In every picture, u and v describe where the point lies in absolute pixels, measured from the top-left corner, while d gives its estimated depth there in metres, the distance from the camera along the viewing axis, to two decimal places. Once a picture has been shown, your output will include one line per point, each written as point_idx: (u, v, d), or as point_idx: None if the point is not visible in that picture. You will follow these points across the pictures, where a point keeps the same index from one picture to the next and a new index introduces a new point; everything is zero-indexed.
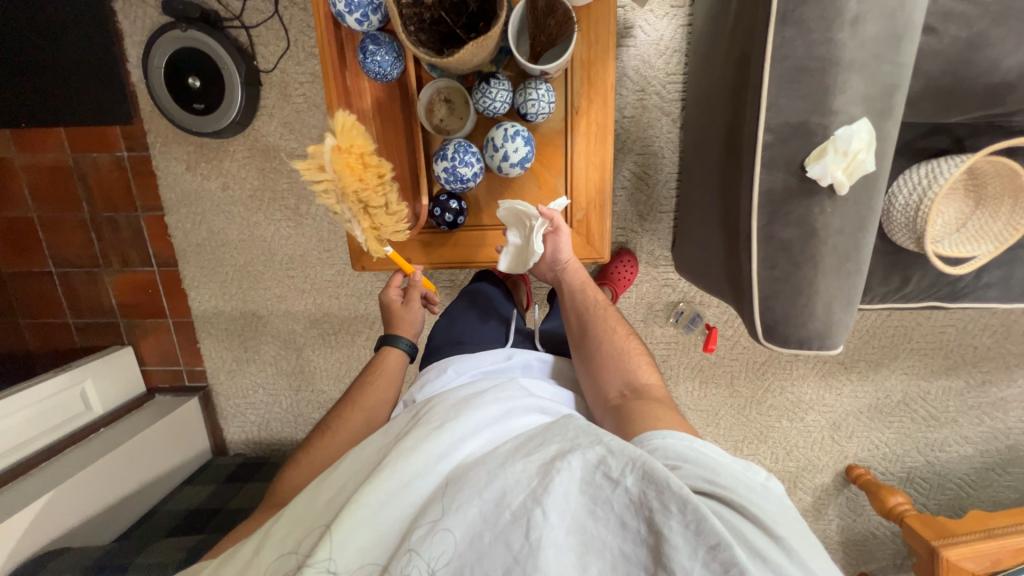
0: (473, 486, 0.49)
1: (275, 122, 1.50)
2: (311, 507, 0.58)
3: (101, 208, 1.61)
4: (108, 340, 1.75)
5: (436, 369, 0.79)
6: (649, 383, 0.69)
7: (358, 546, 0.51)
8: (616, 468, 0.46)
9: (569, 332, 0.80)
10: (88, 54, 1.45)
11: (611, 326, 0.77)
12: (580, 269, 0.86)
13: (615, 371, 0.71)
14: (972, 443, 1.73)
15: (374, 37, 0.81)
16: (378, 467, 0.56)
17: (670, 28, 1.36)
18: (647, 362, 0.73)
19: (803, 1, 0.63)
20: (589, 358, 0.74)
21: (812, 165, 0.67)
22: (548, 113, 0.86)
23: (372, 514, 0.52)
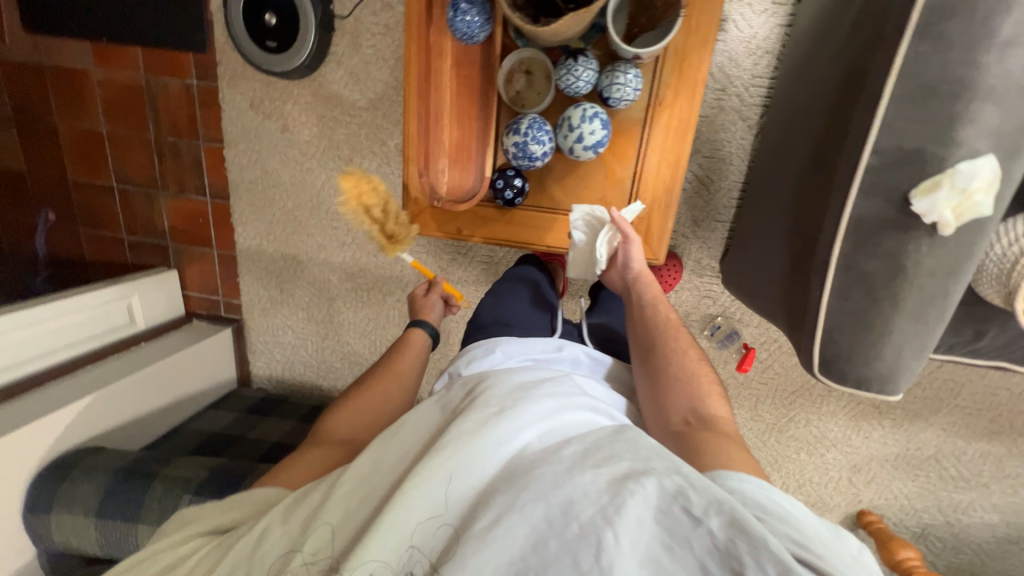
0: (541, 484, 0.48)
1: (342, 71, 1.49)
2: (371, 474, 0.58)
3: (165, 132, 1.65)
4: (157, 261, 1.83)
5: (483, 344, 0.78)
6: (718, 416, 0.66)
7: (413, 521, 0.49)
8: (699, 506, 0.45)
9: (633, 347, 0.77)
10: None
11: (681, 348, 0.73)
12: (651, 281, 0.82)
13: (682, 396, 0.67)
14: (1000, 513, 1.64)
15: None
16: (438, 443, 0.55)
17: (766, 27, 1.27)
18: (717, 392, 0.69)
19: (947, 15, 0.57)
20: (655, 380, 0.71)
21: (920, 199, 0.61)
22: (632, 101, 0.82)
23: (430, 490, 0.50)
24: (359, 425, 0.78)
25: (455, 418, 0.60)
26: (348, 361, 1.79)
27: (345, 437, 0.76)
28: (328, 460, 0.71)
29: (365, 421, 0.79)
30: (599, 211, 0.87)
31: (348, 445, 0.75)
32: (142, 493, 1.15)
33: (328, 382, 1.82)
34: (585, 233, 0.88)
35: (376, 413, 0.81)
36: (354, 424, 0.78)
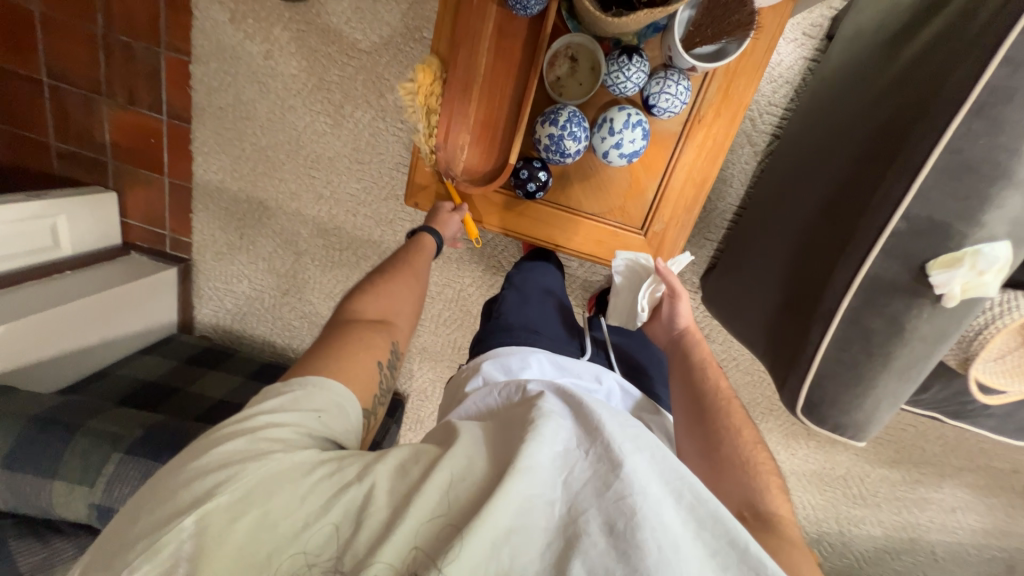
0: (644, 561, 0.47)
1: (345, 4, 1.32)
2: (457, 477, 0.54)
3: (119, 29, 1.40)
4: (92, 178, 1.58)
5: (516, 353, 0.80)
6: (778, 514, 0.61)
7: (495, 541, 0.48)
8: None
9: (679, 411, 0.74)
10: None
11: (737, 427, 0.69)
12: (699, 340, 0.82)
13: (735, 483, 0.64)
14: (884, 528, 1.89)
15: None
16: (535, 459, 0.53)
17: (794, 56, 1.27)
18: (777, 484, 0.65)
19: (1005, 100, 0.58)
20: (708, 454, 0.68)
21: (937, 271, 0.64)
22: (676, 113, 0.78)
23: (520, 509, 0.50)
24: (388, 307, 0.76)
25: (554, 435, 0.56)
26: (308, 321, 1.68)
27: (375, 318, 0.73)
28: (366, 342, 0.69)
29: (395, 304, 0.77)
30: (643, 259, 0.90)
31: (382, 326, 0.73)
32: (62, 445, 1.01)
33: (281, 340, 1.69)
34: (627, 279, 0.91)
35: (405, 296, 0.78)
36: (381, 306, 0.75)
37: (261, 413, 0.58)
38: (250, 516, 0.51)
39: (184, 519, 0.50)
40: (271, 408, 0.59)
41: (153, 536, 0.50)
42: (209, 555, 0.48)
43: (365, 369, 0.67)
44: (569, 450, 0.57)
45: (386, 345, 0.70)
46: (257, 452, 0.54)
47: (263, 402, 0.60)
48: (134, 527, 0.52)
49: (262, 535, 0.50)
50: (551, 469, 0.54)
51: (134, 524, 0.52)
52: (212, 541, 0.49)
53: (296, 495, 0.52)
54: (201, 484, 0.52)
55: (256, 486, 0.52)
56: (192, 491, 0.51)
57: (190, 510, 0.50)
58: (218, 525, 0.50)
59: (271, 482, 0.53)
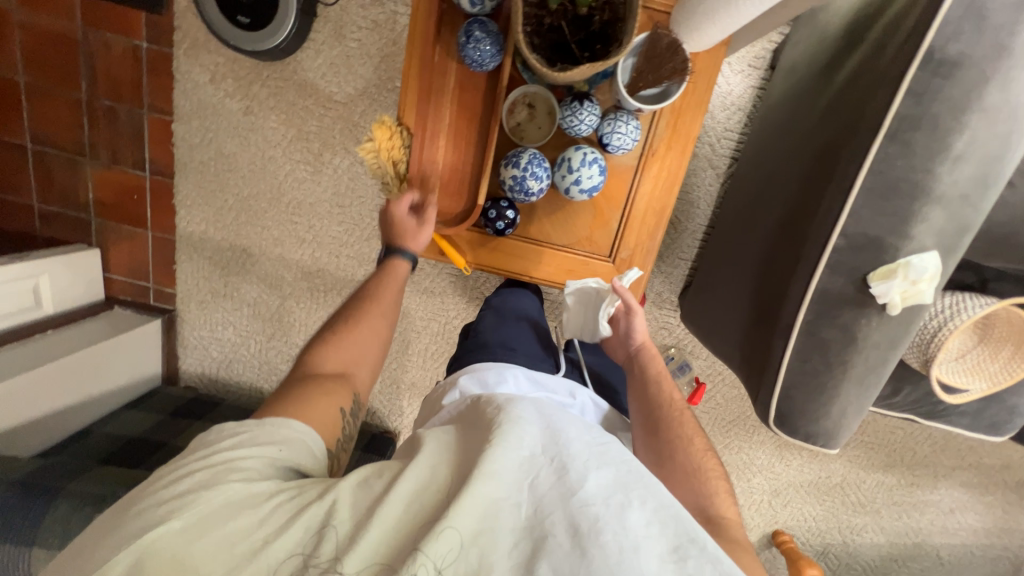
0: (606, 560, 0.49)
1: (320, 60, 1.40)
2: (424, 485, 0.56)
3: (102, 94, 1.46)
4: (75, 237, 1.60)
5: (493, 368, 0.82)
6: (726, 518, 0.66)
7: (464, 538, 0.51)
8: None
9: (638, 425, 0.78)
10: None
11: (688, 437, 0.73)
12: (653, 353, 0.85)
13: (687, 493, 0.68)
14: (886, 534, 1.88)
15: (481, 21, 0.77)
16: (500, 466, 0.55)
17: (742, 85, 1.36)
18: (724, 489, 0.70)
19: (916, 126, 0.64)
20: (662, 465, 0.72)
21: (877, 282, 0.69)
22: (629, 149, 0.84)
23: (484, 513, 0.52)
24: (346, 355, 0.73)
25: (517, 440, 0.58)
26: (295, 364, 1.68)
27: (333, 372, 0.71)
28: (324, 391, 0.67)
29: (357, 348, 0.74)
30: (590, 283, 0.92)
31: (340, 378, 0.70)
32: (41, 511, 0.99)
33: (269, 385, 1.69)
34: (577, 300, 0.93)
35: (369, 335, 0.76)
36: (342, 353, 0.73)
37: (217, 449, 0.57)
38: (203, 541, 0.51)
39: (139, 541, 0.50)
40: (228, 443, 0.58)
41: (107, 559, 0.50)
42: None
43: (326, 417, 0.65)
44: (534, 456, 0.58)
45: (347, 394, 0.69)
46: (216, 481, 0.54)
47: (223, 432, 0.59)
48: (91, 552, 0.51)
49: (220, 554, 0.51)
50: (516, 474, 0.56)
51: (90, 552, 0.51)
52: (169, 563, 0.50)
53: (256, 517, 0.53)
54: (159, 509, 0.52)
55: (214, 510, 0.53)
56: (150, 516, 0.52)
57: (147, 532, 0.51)
58: (176, 547, 0.51)
59: (229, 508, 0.53)
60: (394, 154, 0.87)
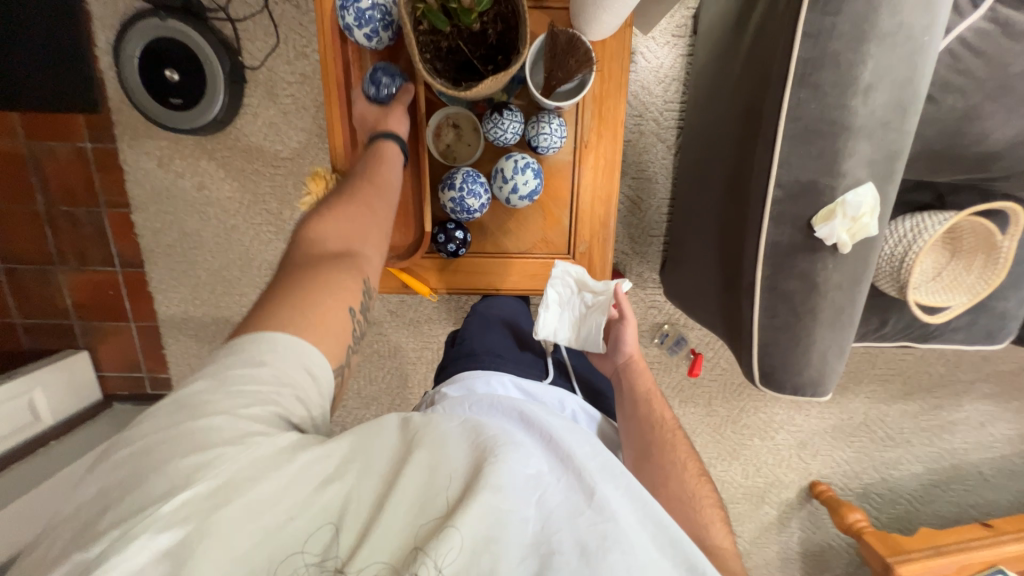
0: None
1: (259, 122, 1.42)
2: (434, 479, 0.54)
3: (58, 201, 1.48)
4: (62, 344, 1.62)
5: (480, 376, 0.81)
6: (721, 548, 0.65)
7: (476, 541, 0.49)
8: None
9: (627, 447, 0.75)
10: (41, 24, 1.30)
11: (681, 460, 0.73)
12: (643, 372, 0.84)
13: (682, 518, 0.67)
14: (922, 462, 1.86)
15: (386, 69, 0.80)
16: (508, 479, 0.54)
17: (670, 56, 1.37)
18: (719, 519, 0.69)
19: (821, 66, 0.64)
20: (656, 489, 0.70)
21: (820, 225, 0.69)
22: (559, 147, 0.85)
23: (494, 522, 0.51)
24: (348, 232, 0.70)
25: (525, 454, 0.58)
26: None
27: (337, 249, 0.68)
28: (334, 279, 0.64)
29: (359, 233, 0.71)
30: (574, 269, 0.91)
31: (344, 263, 0.67)
32: None
33: None
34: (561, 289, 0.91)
35: (367, 217, 0.73)
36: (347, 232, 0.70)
37: (233, 376, 0.54)
38: (230, 506, 0.48)
39: (161, 505, 0.47)
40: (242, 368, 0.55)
41: (125, 525, 0.46)
42: (190, 555, 0.46)
43: (338, 322, 0.62)
44: (541, 472, 0.57)
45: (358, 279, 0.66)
46: (237, 437, 0.51)
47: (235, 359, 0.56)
48: (96, 520, 0.47)
49: (242, 530, 0.49)
50: (524, 489, 0.54)
51: (97, 520, 0.47)
52: (198, 529, 0.47)
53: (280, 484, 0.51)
54: (181, 466, 0.49)
55: (237, 475, 0.50)
56: (170, 476, 0.48)
57: (170, 498, 0.47)
58: (196, 517, 0.47)
59: (250, 472, 0.50)
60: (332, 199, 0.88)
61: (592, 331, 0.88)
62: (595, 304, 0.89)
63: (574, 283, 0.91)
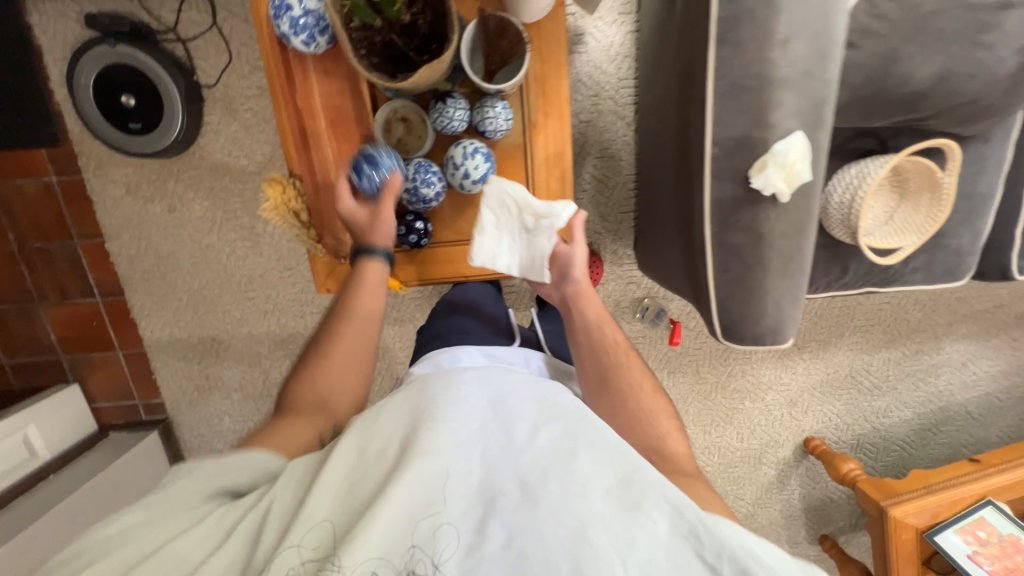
0: (550, 503, 0.53)
1: (222, 139, 1.43)
2: (372, 458, 0.60)
3: (31, 238, 1.48)
4: (52, 380, 1.63)
5: (445, 352, 0.84)
6: (675, 451, 0.73)
7: (415, 501, 0.54)
8: (712, 554, 0.51)
9: (584, 377, 0.81)
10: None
11: (634, 380, 0.78)
12: (591, 294, 0.85)
13: (639, 434, 0.74)
14: (911, 407, 1.90)
15: (371, 157, 0.82)
16: (442, 442, 0.58)
17: (619, 34, 1.39)
18: (675, 427, 0.76)
19: (739, 23, 0.66)
20: (614, 413, 0.76)
21: (755, 176, 0.71)
22: (506, 130, 0.87)
23: (431, 483, 0.55)
24: (326, 389, 0.77)
25: (455, 412, 0.62)
26: None
27: (316, 403, 0.76)
28: (304, 426, 0.72)
29: (330, 373, 0.78)
30: (510, 189, 0.87)
31: (318, 409, 0.75)
32: None
33: None
34: (498, 212, 0.88)
35: (341, 357, 0.79)
36: (329, 380, 0.77)
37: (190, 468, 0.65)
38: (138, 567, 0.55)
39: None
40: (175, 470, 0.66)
41: None
42: None
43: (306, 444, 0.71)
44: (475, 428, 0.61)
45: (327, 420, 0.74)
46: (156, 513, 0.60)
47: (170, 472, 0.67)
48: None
49: None
50: (458, 445, 0.59)
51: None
52: None
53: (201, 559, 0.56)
54: (102, 542, 0.57)
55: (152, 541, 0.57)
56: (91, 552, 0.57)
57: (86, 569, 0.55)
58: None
59: (163, 534, 0.58)
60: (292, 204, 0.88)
61: (537, 258, 0.87)
62: (537, 226, 0.86)
63: (513, 205, 0.87)
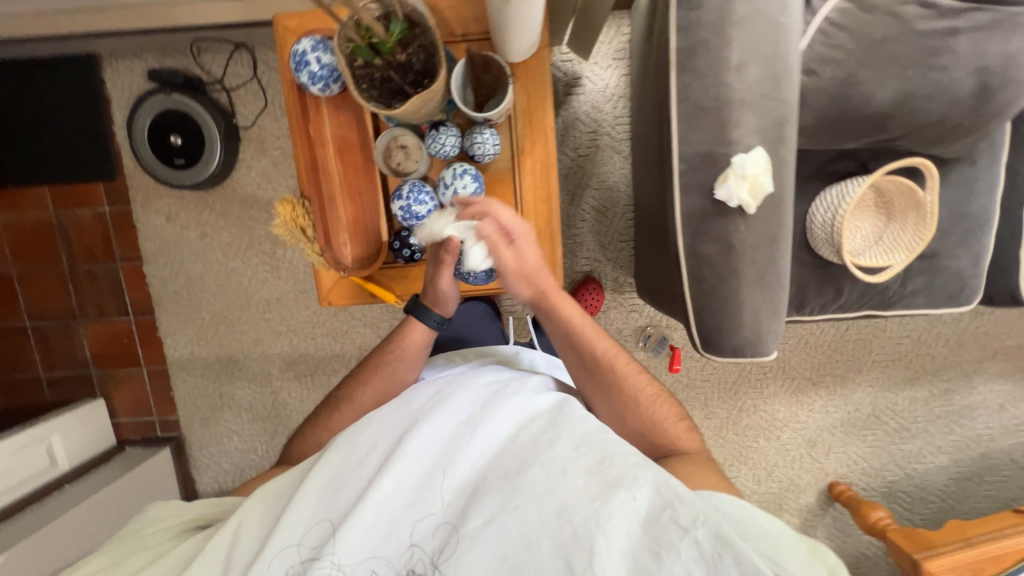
0: (512, 491, 0.69)
1: (253, 174, 1.59)
2: (368, 458, 0.78)
3: (81, 260, 1.65)
4: (81, 394, 1.73)
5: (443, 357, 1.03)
6: (684, 440, 0.89)
7: (406, 495, 0.72)
8: (686, 519, 0.63)
9: (589, 389, 0.92)
10: (66, 111, 1.51)
11: (632, 387, 0.91)
12: (569, 308, 0.92)
13: (652, 436, 0.90)
14: (947, 453, 1.76)
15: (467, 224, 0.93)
16: (419, 446, 0.76)
17: (614, 77, 1.50)
18: (679, 421, 0.91)
19: (696, 51, 0.72)
20: (623, 421, 0.91)
21: (719, 188, 0.75)
22: (495, 153, 0.95)
23: (417, 481, 0.73)
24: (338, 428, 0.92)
25: (431, 419, 0.79)
26: None
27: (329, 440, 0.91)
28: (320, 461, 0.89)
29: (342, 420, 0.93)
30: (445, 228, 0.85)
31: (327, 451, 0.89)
32: None
33: None
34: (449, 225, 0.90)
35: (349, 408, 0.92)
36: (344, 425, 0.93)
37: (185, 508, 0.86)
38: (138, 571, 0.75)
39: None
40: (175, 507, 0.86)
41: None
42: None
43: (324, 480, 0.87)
44: (447, 433, 0.78)
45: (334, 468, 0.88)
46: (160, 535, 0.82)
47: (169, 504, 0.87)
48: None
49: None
50: (434, 448, 0.76)
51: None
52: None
53: (231, 570, 0.71)
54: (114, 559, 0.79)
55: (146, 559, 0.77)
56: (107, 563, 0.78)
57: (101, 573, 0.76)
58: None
59: (155, 553, 0.78)
60: (298, 221, 0.98)
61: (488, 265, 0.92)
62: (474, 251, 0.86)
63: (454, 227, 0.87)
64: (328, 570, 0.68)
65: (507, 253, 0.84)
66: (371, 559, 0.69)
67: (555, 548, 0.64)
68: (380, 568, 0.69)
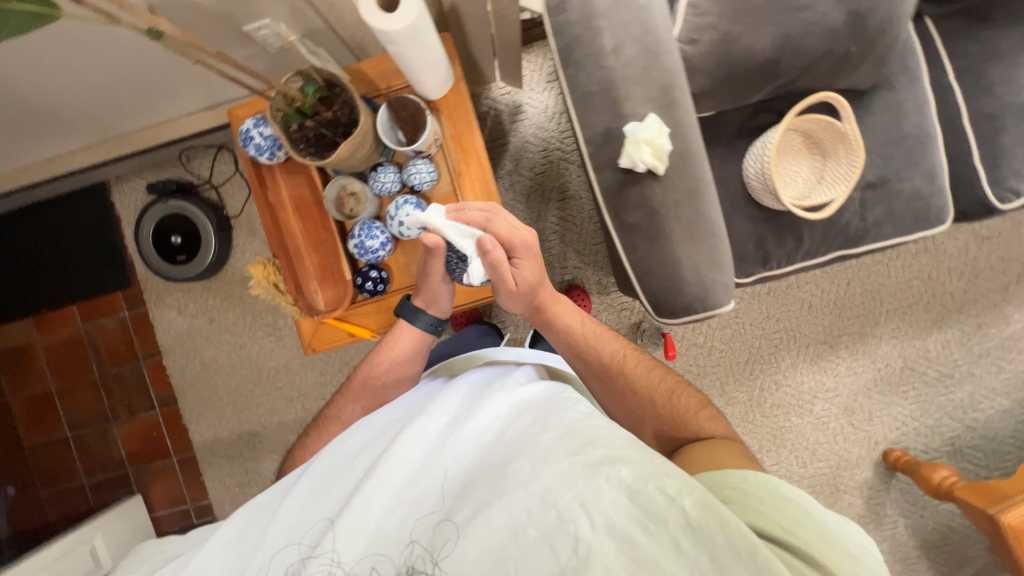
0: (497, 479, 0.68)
1: (247, 255, 1.73)
2: (362, 460, 0.80)
3: (109, 365, 1.79)
4: (120, 493, 1.82)
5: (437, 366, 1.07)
6: (712, 430, 0.89)
7: (396, 492, 0.72)
8: (673, 489, 0.59)
9: (602, 390, 0.97)
10: (86, 236, 1.73)
11: (643, 380, 0.95)
12: (568, 313, 1.01)
13: (676, 429, 0.91)
14: (1004, 394, 1.61)
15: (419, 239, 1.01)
16: (408, 446, 0.76)
17: (551, 97, 1.62)
18: (703, 413, 0.92)
19: (573, 46, 0.80)
20: (642, 417, 0.93)
21: (622, 158, 0.79)
22: (432, 180, 1.03)
23: (407, 479, 0.73)
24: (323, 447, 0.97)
25: (420, 418, 0.80)
26: None
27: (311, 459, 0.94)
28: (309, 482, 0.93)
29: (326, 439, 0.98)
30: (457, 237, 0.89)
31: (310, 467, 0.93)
32: None
33: None
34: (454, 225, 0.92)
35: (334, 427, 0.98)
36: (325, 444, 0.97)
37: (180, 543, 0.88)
38: None
39: None
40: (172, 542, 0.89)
41: None
42: None
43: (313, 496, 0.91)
44: (436, 431, 0.78)
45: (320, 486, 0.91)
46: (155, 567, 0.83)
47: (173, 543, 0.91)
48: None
49: None
50: (423, 446, 0.77)
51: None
52: None
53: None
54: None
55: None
56: None
57: None
58: None
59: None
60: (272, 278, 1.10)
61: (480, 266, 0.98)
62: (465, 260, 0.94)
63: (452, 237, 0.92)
64: (325, 567, 0.68)
65: (507, 271, 0.92)
66: (368, 558, 0.69)
67: (540, 535, 0.62)
68: (380, 565, 0.69)
